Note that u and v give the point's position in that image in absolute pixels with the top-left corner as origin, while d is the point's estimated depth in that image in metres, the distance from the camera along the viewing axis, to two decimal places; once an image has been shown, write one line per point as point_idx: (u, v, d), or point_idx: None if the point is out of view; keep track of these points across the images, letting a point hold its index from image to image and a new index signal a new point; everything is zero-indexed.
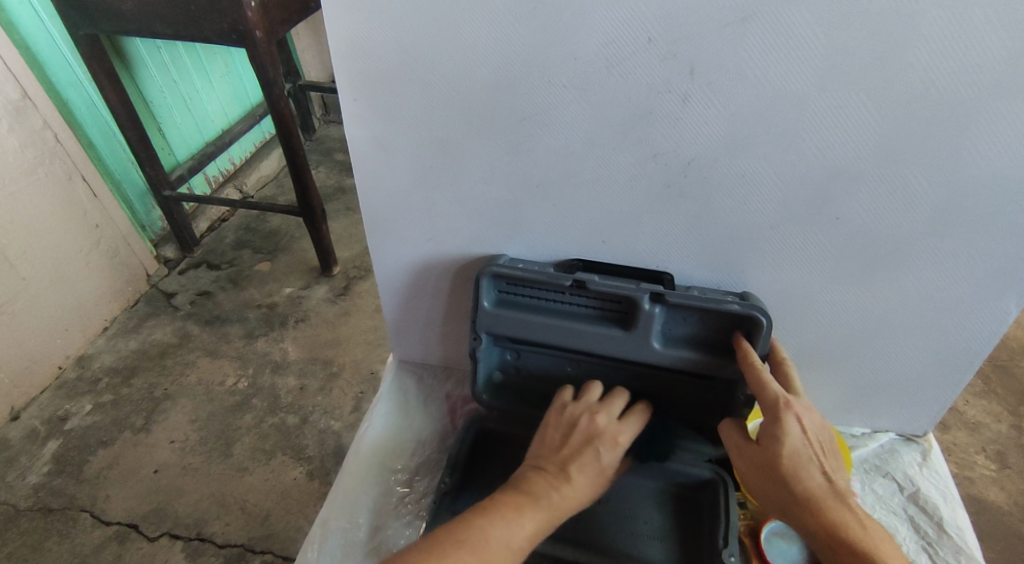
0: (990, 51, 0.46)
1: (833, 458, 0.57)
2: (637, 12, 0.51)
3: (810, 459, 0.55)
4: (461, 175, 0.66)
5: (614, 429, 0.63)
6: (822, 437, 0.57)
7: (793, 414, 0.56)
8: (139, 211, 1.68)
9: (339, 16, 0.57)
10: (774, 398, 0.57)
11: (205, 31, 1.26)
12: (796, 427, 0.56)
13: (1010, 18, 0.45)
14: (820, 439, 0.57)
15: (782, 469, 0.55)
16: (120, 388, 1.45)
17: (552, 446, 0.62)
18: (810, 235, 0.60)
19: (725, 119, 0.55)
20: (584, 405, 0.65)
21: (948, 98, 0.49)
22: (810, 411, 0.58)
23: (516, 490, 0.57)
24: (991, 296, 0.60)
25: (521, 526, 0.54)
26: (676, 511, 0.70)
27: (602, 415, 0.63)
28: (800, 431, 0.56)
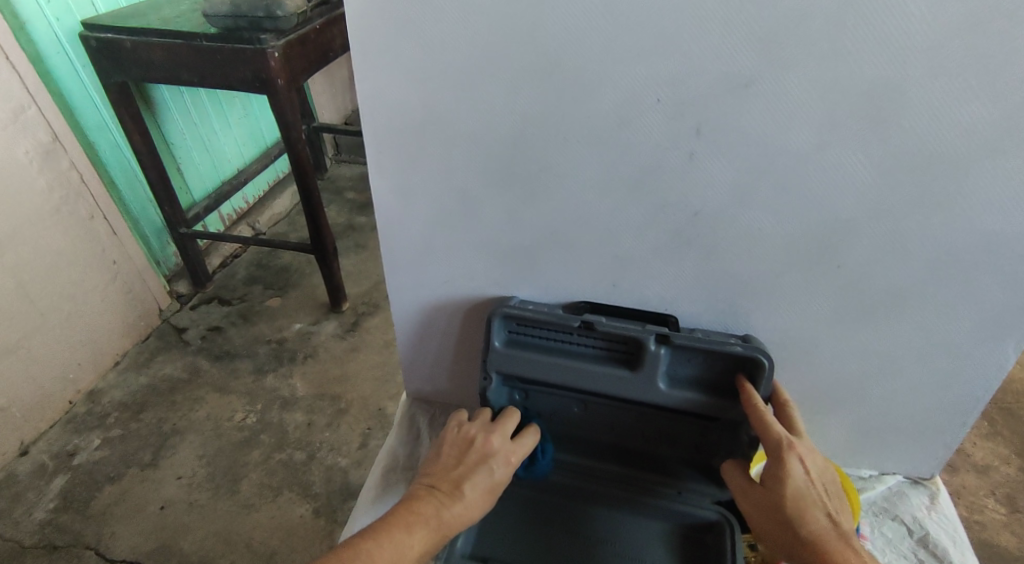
0: (976, 115, 0.50)
1: (837, 500, 0.58)
2: (647, 76, 0.55)
3: (814, 501, 0.57)
4: (477, 222, 0.70)
5: (507, 450, 0.66)
6: (825, 479, 0.58)
7: (795, 456, 0.57)
8: (155, 247, 1.72)
9: (369, 78, 0.62)
10: (778, 441, 0.58)
11: (229, 79, 1.32)
12: (798, 470, 0.57)
13: (992, 87, 0.49)
14: (824, 481, 0.58)
15: (786, 512, 0.56)
16: (129, 423, 1.46)
17: (446, 464, 0.64)
18: (813, 282, 0.62)
19: (728, 173, 0.58)
20: (481, 426, 0.68)
21: (938, 157, 0.53)
22: (811, 453, 0.59)
23: (406, 509, 0.60)
24: (990, 342, 0.62)
25: (409, 545, 0.57)
26: (684, 553, 0.71)
27: (496, 435, 0.66)
28: (802, 473, 0.57)
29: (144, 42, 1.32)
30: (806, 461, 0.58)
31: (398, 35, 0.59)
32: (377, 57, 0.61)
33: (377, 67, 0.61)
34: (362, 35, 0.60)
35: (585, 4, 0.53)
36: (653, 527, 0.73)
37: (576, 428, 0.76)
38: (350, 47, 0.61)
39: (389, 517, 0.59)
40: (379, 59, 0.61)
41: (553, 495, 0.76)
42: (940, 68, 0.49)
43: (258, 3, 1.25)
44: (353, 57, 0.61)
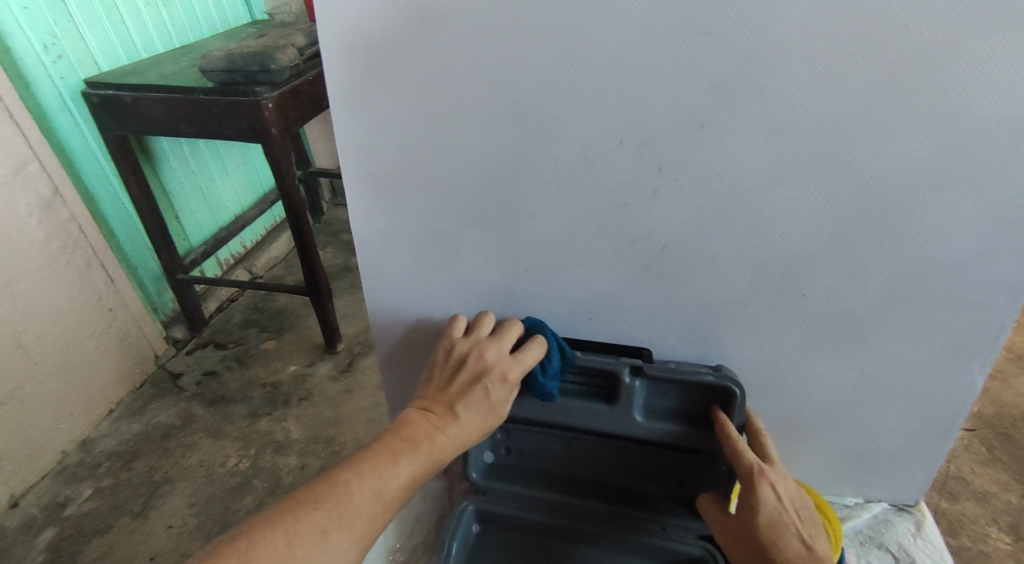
0: (918, 149, 0.52)
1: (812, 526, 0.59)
2: (607, 121, 0.58)
3: (789, 530, 0.57)
4: (455, 262, 0.71)
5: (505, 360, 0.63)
6: (798, 504, 0.59)
7: (768, 484, 0.58)
8: (152, 293, 1.74)
9: (348, 129, 0.65)
10: (749, 467, 0.59)
11: (225, 129, 1.37)
12: (773, 498, 0.58)
13: (929, 125, 0.51)
14: (797, 506, 0.59)
15: (759, 539, 0.58)
16: (121, 472, 1.45)
17: (441, 386, 0.63)
18: (782, 312, 0.64)
19: (691, 210, 0.60)
20: (473, 340, 0.66)
21: (887, 190, 0.55)
22: (783, 479, 0.60)
23: (393, 436, 0.59)
24: (958, 366, 0.62)
25: (396, 474, 0.57)
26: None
27: (492, 348, 0.64)
28: (776, 501, 0.58)
29: (144, 97, 1.38)
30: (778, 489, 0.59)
31: (373, 89, 0.62)
32: (355, 109, 0.64)
33: (355, 119, 0.64)
34: (339, 89, 0.63)
35: (546, 58, 0.57)
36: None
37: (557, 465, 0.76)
38: (329, 100, 0.64)
39: (382, 443, 0.59)
40: (356, 111, 0.64)
41: (538, 536, 0.75)
42: (880, 109, 0.52)
43: (253, 58, 1.32)
44: (332, 110, 0.65)
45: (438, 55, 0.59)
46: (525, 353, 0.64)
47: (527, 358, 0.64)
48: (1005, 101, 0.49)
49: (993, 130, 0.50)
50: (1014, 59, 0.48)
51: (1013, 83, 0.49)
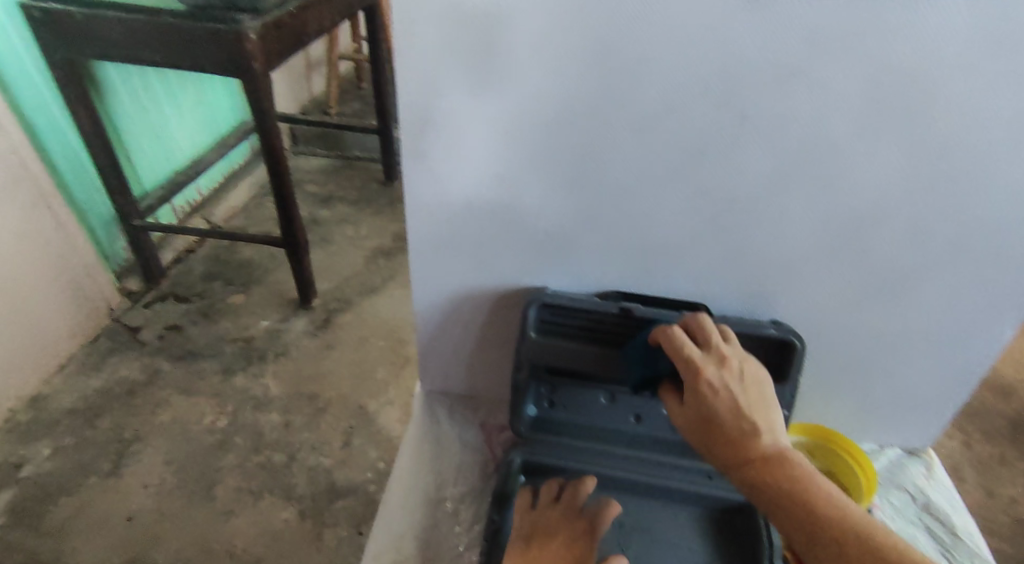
0: (997, 109, 0.54)
1: (770, 416, 0.56)
2: (697, 66, 0.55)
3: (736, 424, 0.55)
4: (514, 210, 0.68)
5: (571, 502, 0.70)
6: (744, 392, 0.56)
7: (706, 382, 0.56)
8: (103, 240, 1.60)
9: (407, 55, 0.58)
10: (685, 360, 0.58)
11: (198, 61, 1.23)
12: (715, 397, 0.56)
13: (1013, 86, 0.53)
14: (742, 394, 0.56)
15: (704, 426, 0.56)
16: (83, 430, 1.35)
17: None
18: (838, 266, 0.66)
19: (767, 160, 0.60)
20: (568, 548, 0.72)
21: (958, 146, 0.57)
22: (728, 372, 0.58)
23: None
24: (992, 321, 0.68)
25: None
26: (719, 535, 0.73)
27: None
28: (720, 396, 0.56)
29: (98, 17, 1.21)
30: (721, 386, 0.56)
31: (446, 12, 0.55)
32: (421, 34, 0.57)
33: (420, 44, 0.57)
34: (407, 6, 0.55)
35: None
36: (686, 513, 0.74)
37: (602, 422, 0.77)
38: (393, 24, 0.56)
39: None
40: (421, 30, 0.56)
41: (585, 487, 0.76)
42: (966, 68, 0.52)
43: None
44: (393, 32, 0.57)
45: None
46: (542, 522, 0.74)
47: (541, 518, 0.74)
48: None
49: None
50: None
51: None
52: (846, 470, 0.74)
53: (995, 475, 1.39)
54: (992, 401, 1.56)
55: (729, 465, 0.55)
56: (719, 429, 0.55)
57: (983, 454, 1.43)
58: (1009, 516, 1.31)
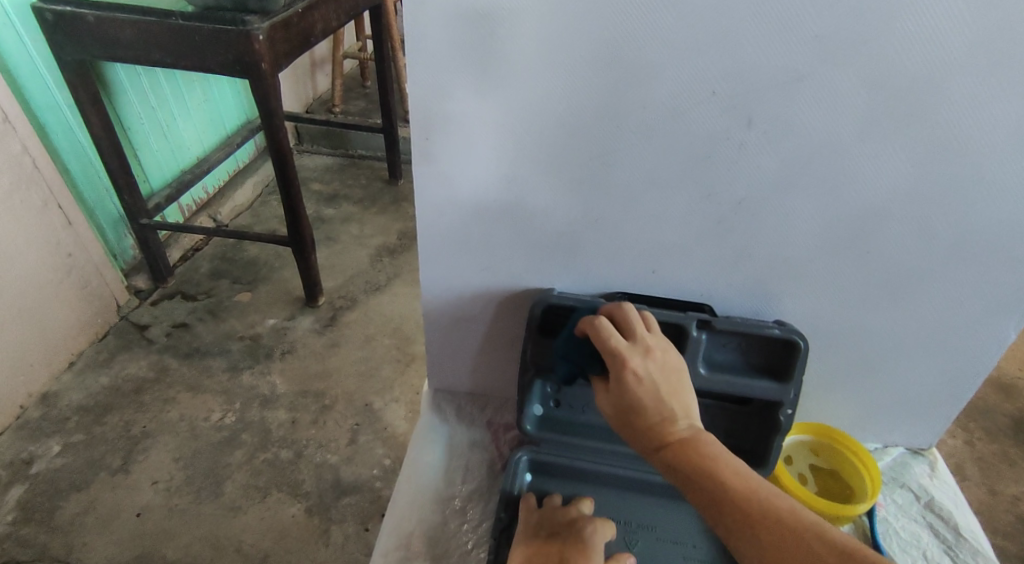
0: (1001, 112, 0.55)
1: (685, 398, 0.59)
2: (705, 71, 0.56)
3: (655, 412, 0.58)
4: (522, 212, 0.69)
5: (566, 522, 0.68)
6: (664, 380, 0.59)
7: (630, 371, 0.59)
8: (111, 239, 1.61)
9: (418, 58, 0.59)
10: (612, 348, 0.60)
11: (207, 62, 1.24)
12: (637, 388, 0.59)
13: (1017, 90, 0.53)
14: (662, 382, 0.59)
15: (629, 413, 0.59)
16: (93, 426, 1.37)
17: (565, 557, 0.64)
18: (843, 267, 0.67)
19: (773, 163, 0.61)
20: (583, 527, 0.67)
21: (962, 150, 0.57)
22: (648, 360, 0.60)
23: None
24: (995, 322, 0.68)
25: None
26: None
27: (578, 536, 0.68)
28: (641, 384, 0.59)
29: (110, 19, 1.22)
30: (644, 377, 0.59)
31: (457, 16, 0.56)
32: (433, 37, 0.58)
33: (430, 48, 0.58)
34: (417, 10, 0.56)
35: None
36: (691, 511, 0.75)
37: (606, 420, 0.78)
38: (403, 30, 0.57)
39: None
40: (432, 34, 0.57)
41: (591, 485, 0.76)
42: (971, 73, 0.53)
43: None
44: (404, 35, 0.58)
45: None
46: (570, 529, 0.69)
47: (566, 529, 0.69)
48: None
49: None
50: None
51: None
52: (842, 447, 0.76)
53: (998, 474, 1.40)
54: (993, 399, 1.57)
55: (650, 447, 0.58)
56: (639, 418, 0.59)
57: (986, 453, 1.44)
58: (1012, 514, 1.32)
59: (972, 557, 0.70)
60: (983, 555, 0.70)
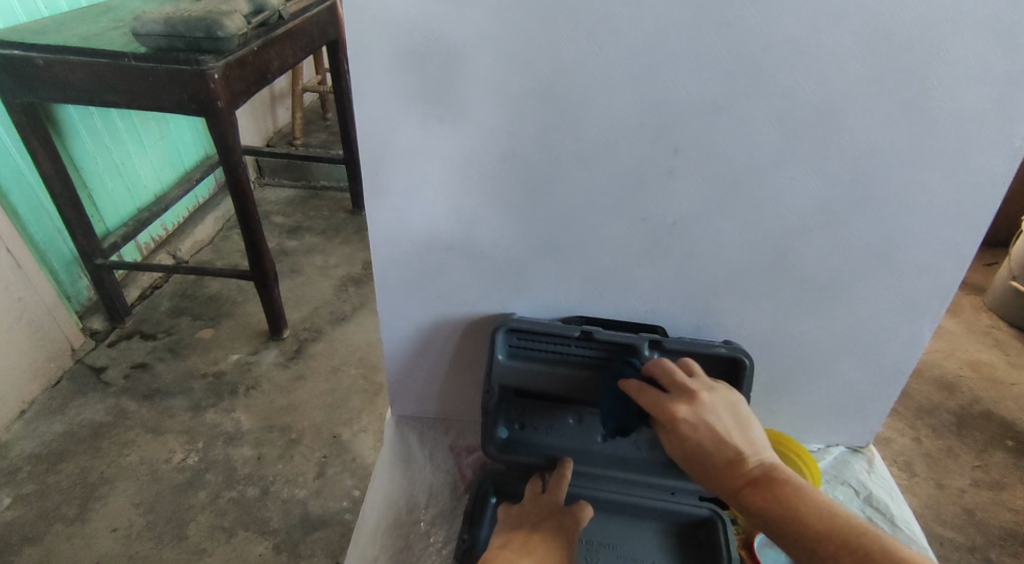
0: (896, 136, 0.60)
1: (746, 436, 0.58)
2: (632, 104, 0.60)
3: (715, 452, 0.57)
4: (472, 242, 0.71)
5: (544, 522, 0.67)
6: (733, 418, 0.59)
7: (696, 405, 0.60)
8: (64, 280, 1.58)
9: (365, 100, 0.62)
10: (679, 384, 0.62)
11: (161, 101, 1.24)
12: (691, 429, 0.58)
13: (906, 115, 0.59)
14: (729, 419, 0.59)
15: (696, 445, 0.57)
16: (47, 476, 1.33)
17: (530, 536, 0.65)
18: (773, 281, 0.72)
19: (701, 187, 0.65)
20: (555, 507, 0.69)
21: (867, 169, 0.63)
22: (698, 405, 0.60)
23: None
24: (913, 325, 0.74)
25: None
26: (682, 551, 0.74)
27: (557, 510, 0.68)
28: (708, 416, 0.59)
29: (60, 61, 1.21)
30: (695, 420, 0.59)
31: (399, 61, 0.59)
32: (378, 78, 0.60)
33: (375, 89, 0.61)
34: (362, 52, 0.59)
35: (578, 39, 0.57)
36: (650, 530, 0.75)
37: (571, 442, 0.78)
38: (349, 71, 0.60)
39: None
40: (377, 75, 0.60)
41: None
42: (864, 101, 0.59)
43: (198, 23, 1.19)
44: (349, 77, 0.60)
45: (479, 24, 0.57)
46: (554, 497, 0.70)
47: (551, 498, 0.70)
48: (963, 94, 0.58)
49: (956, 124, 0.59)
50: (981, 67, 0.56)
51: (975, 82, 0.57)
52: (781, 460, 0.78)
53: (945, 469, 1.47)
54: (939, 398, 1.66)
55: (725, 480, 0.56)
56: (701, 460, 0.57)
57: (933, 449, 1.52)
58: (959, 507, 1.39)
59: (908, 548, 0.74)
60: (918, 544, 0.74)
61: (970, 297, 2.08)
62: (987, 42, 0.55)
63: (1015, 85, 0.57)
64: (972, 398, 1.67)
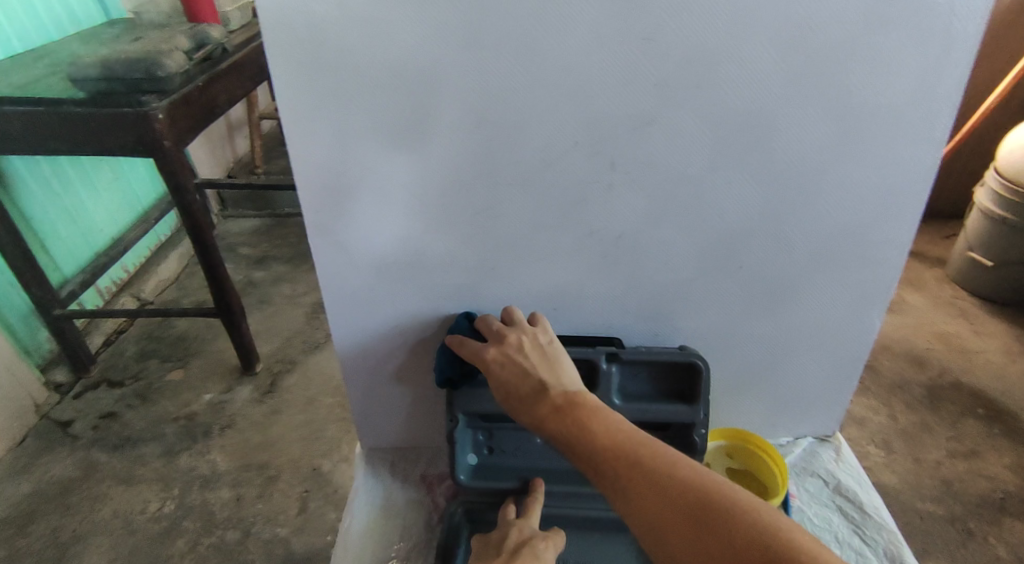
0: (825, 134, 0.61)
1: (553, 368, 0.62)
2: (566, 123, 0.60)
3: (526, 389, 0.60)
4: (419, 269, 0.71)
5: (519, 552, 0.65)
6: (531, 355, 0.63)
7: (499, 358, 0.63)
8: (23, 334, 1.54)
9: (295, 136, 0.61)
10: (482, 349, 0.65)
11: (105, 145, 1.19)
12: (503, 373, 0.62)
13: (834, 113, 0.60)
14: (528, 357, 0.63)
15: (508, 398, 0.61)
16: (16, 539, 1.28)
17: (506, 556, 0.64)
18: (723, 283, 0.73)
19: (643, 199, 0.65)
20: (527, 529, 0.68)
21: (801, 169, 0.64)
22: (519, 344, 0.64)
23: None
24: (862, 312, 0.76)
25: None
26: None
27: (532, 532, 0.68)
28: (506, 367, 0.62)
29: None
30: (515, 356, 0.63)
31: (328, 96, 0.59)
32: (305, 115, 0.59)
33: (304, 126, 0.60)
34: (286, 91, 0.58)
35: (503, 65, 0.57)
36: (626, 541, 0.75)
37: (541, 462, 0.78)
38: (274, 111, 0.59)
39: None
40: (304, 112, 0.59)
41: None
42: (791, 104, 0.59)
43: (138, 65, 1.15)
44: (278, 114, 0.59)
45: (404, 56, 0.57)
46: (529, 519, 0.70)
47: (528, 519, 0.70)
48: (885, 90, 0.59)
49: (881, 119, 0.61)
50: (899, 62, 0.57)
51: (895, 77, 0.58)
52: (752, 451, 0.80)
53: (920, 442, 1.50)
54: (911, 372, 1.69)
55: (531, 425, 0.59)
56: (517, 401, 0.60)
57: (909, 424, 1.54)
58: (937, 480, 1.41)
59: (877, 532, 0.77)
60: (887, 528, 0.77)
61: (934, 271, 2.12)
62: (902, 38, 0.56)
63: (933, 80, 0.58)
64: (942, 369, 1.70)
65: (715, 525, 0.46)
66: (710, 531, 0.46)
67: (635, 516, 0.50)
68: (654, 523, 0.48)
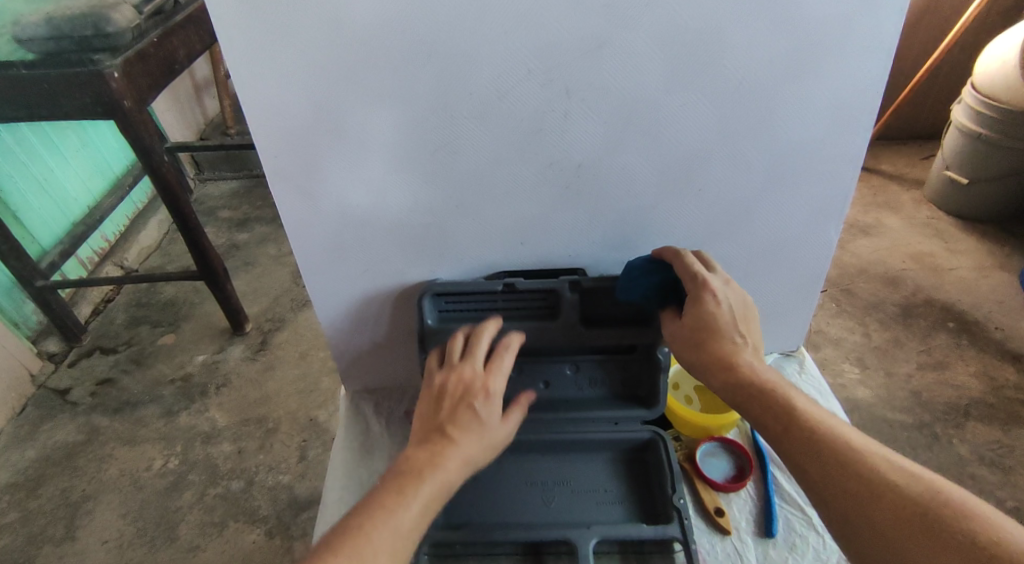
0: (774, 47, 0.62)
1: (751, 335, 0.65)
2: (517, 51, 0.61)
3: (728, 337, 0.64)
4: (386, 211, 0.72)
5: (461, 411, 0.64)
6: (739, 310, 0.65)
7: (711, 292, 0.64)
8: (8, 307, 1.55)
9: (245, 82, 0.61)
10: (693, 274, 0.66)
11: (64, 107, 1.17)
12: (715, 307, 0.64)
13: (781, 27, 0.61)
14: (738, 309, 0.65)
15: (703, 331, 0.64)
16: (28, 501, 1.34)
17: (436, 415, 0.64)
18: (683, 206, 0.75)
19: (599, 126, 0.67)
20: (467, 375, 0.67)
21: (752, 86, 0.65)
22: (723, 303, 0.64)
23: (404, 470, 0.59)
24: (819, 228, 0.78)
25: (409, 505, 0.55)
26: (630, 473, 0.79)
27: (474, 378, 0.67)
28: (718, 306, 0.64)
29: None
30: (726, 322, 0.64)
31: (273, 38, 0.59)
32: (257, 58, 0.60)
33: (257, 69, 0.60)
34: (234, 34, 0.58)
35: None
36: (601, 459, 0.80)
37: (516, 393, 0.82)
38: (224, 55, 0.59)
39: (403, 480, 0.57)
40: (255, 55, 0.60)
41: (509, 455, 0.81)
42: (739, 19, 0.60)
43: (83, 21, 1.13)
44: (225, 60, 0.60)
45: None
46: (473, 360, 0.69)
47: (473, 359, 0.69)
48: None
49: (828, 30, 0.61)
50: None
51: None
52: None
53: (892, 358, 1.56)
54: (885, 292, 1.74)
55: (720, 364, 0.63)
56: (714, 338, 0.64)
57: (881, 341, 1.60)
58: (907, 391, 1.48)
59: None
60: None
61: (910, 192, 2.14)
62: None
63: None
64: (915, 288, 1.75)
65: (916, 517, 0.50)
66: (913, 525, 0.49)
67: (817, 482, 0.55)
68: (842, 495, 0.53)
